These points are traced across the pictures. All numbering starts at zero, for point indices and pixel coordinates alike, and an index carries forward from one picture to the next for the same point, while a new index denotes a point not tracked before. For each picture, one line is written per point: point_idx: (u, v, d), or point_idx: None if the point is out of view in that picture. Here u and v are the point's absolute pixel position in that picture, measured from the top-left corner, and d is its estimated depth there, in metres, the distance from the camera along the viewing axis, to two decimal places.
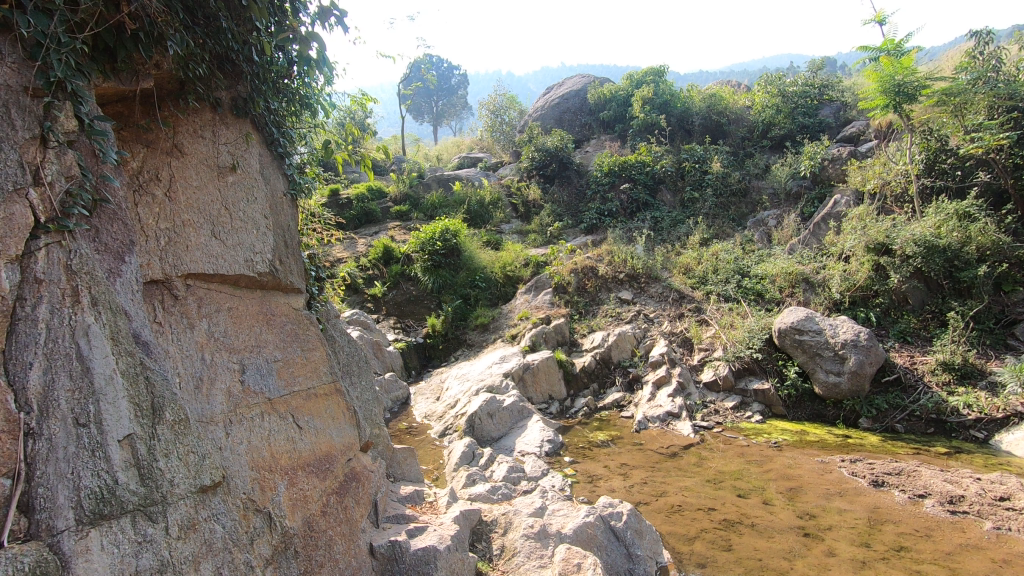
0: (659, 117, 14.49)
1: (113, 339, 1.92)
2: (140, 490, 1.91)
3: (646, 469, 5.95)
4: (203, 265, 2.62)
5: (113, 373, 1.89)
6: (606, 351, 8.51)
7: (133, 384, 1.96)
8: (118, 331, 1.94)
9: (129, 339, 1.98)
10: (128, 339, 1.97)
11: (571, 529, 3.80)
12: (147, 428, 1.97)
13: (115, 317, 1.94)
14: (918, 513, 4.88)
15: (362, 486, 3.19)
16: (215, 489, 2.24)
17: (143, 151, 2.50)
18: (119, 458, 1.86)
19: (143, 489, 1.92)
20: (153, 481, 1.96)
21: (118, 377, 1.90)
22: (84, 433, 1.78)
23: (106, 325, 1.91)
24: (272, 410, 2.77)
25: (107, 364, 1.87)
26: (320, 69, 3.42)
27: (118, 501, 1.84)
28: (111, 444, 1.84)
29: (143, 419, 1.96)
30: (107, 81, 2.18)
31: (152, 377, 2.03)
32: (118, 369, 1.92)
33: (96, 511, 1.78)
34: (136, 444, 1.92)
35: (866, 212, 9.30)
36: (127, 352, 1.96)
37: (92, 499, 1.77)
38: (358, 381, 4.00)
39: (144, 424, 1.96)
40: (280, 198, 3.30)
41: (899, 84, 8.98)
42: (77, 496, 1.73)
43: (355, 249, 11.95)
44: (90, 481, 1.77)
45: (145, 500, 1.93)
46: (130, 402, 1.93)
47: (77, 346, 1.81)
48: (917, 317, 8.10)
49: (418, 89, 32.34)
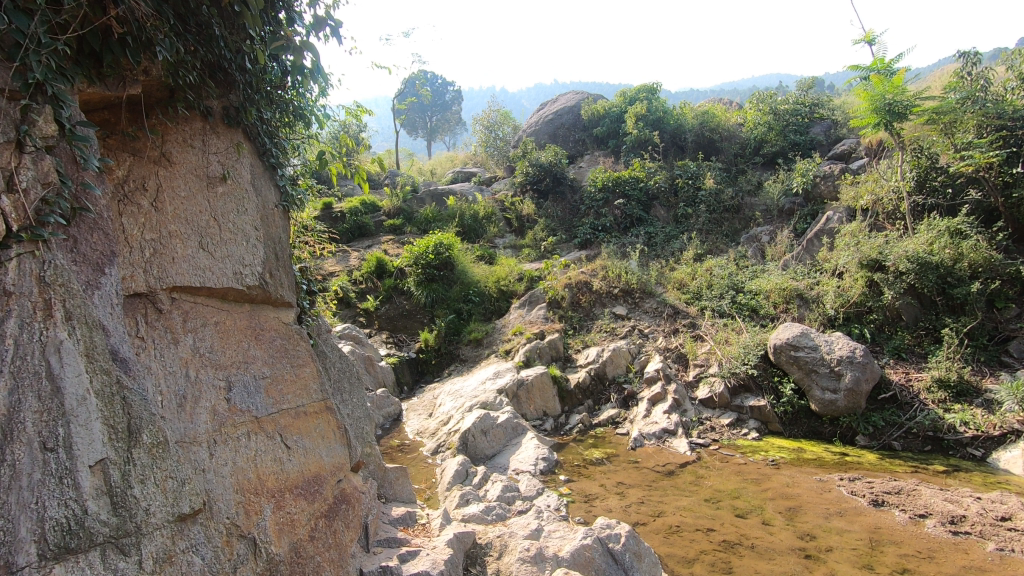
0: (652, 133, 14.59)
1: (88, 356, 1.82)
2: (112, 520, 1.80)
3: (642, 488, 5.83)
4: (189, 277, 2.53)
5: (87, 393, 1.79)
6: (601, 367, 8.42)
7: (108, 404, 1.86)
8: (94, 348, 1.85)
9: (106, 357, 1.88)
10: (104, 356, 1.88)
11: (567, 552, 3.68)
12: (121, 452, 1.86)
13: (91, 332, 1.84)
14: (919, 533, 4.80)
15: (352, 509, 3.07)
16: (195, 518, 2.13)
17: (129, 160, 2.43)
18: (89, 485, 1.74)
19: (115, 519, 1.81)
20: (127, 510, 1.85)
21: (91, 398, 1.80)
22: (51, 459, 1.66)
23: (81, 341, 1.81)
24: (259, 429, 2.65)
25: (80, 384, 1.77)
26: (314, 80, 3.38)
27: (87, 533, 1.72)
28: (82, 469, 1.73)
29: (117, 443, 1.86)
30: (91, 87, 2.11)
31: (128, 397, 1.92)
32: (93, 389, 1.82)
33: (61, 544, 1.65)
34: (108, 470, 1.82)
35: (859, 229, 9.36)
36: (103, 370, 1.86)
37: (58, 531, 1.65)
38: (349, 398, 3.90)
39: (119, 447, 1.85)
40: (271, 210, 3.22)
41: (889, 103, 9.17)
42: (40, 528, 1.61)
43: (348, 262, 11.85)
44: (56, 511, 1.65)
45: (116, 532, 1.81)
46: (104, 424, 1.83)
47: (48, 363, 1.70)
48: (911, 334, 8.08)
49: (413, 103, 32.49)
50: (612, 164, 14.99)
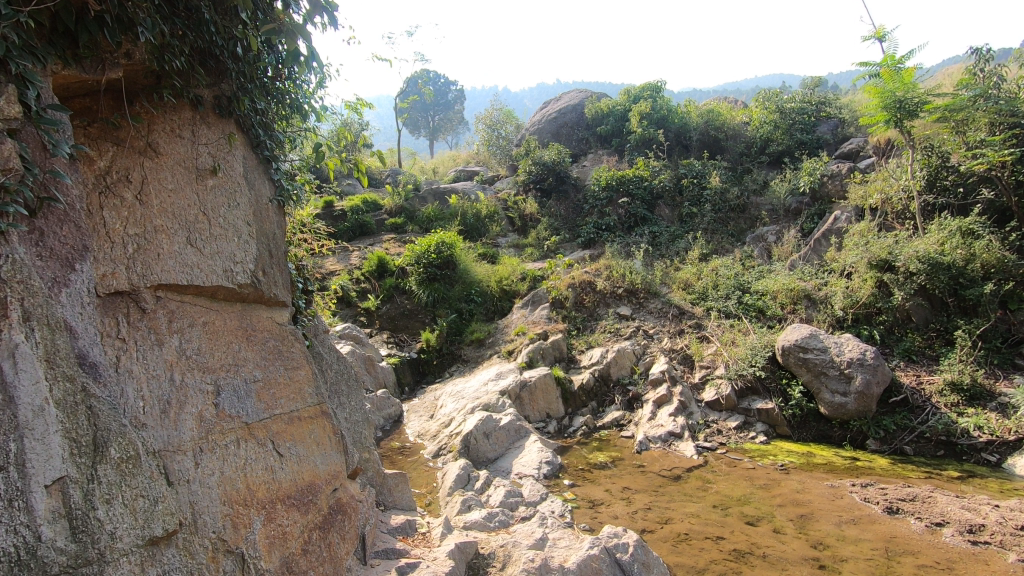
0: (656, 132, 14.41)
1: (48, 362, 1.67)
2: (70, 547, 1.63)
3: (648, 494, 5.67)
4: (176, 275, 2.38)
5: (45, 403, 1.63)
6: (605, 368, 8.26)
7: (71, 415, 1.71)
8: (55, 353, 1.69)
9: (70, 362, 1.73)
10: (68, 362, 1.72)
11: (574, 563, 3.53)
12: (84, 469, 1.71)
13: (53, 335, 1.69)
14: (937, 543, 4.64)
15: (348, 519, 2.93)
16: (169, 540, 1.97)
17: (113, 150, 2.30)
18: (44, 508, 1.58)
19: (74, 545, 1.65)
20: (88, 535, 1.69)
21: (50, 408, 1.64)
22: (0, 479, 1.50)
23: (40, 345, 1.65)
24: (249, 436, 2.51)
25: (36, 394, 1.61)
26: (311, 69, 3.23)
27: (39, 563, 1.55)
28: (36, 490, 1.57)
29: (80, 458, 1.71)
30: (67, 69, 1.99)
31: (96, 407, 1.78)
32: (52, 399, 1.66)
33: None
34: (68, 490, 1.66)
35: (868, 228, 9.18)
36: (66, 377, 1.71)
37: (6, 561, 1.48)
38: (347, 401, 3.75)
39: (82, 464, 1.70)
40: (265, 205, 3.07)
41: (900, 100, 8.96)
42: None
43: (348, 261, 11.71)
44: (3, 541, 1.47)
45: (74, 560, 1.64)
46: (64, 438, 1.67)
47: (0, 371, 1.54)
48: (921, 336, 7.91)
49: (415, 102, 32.31)
50: (616, 163, 14.82)
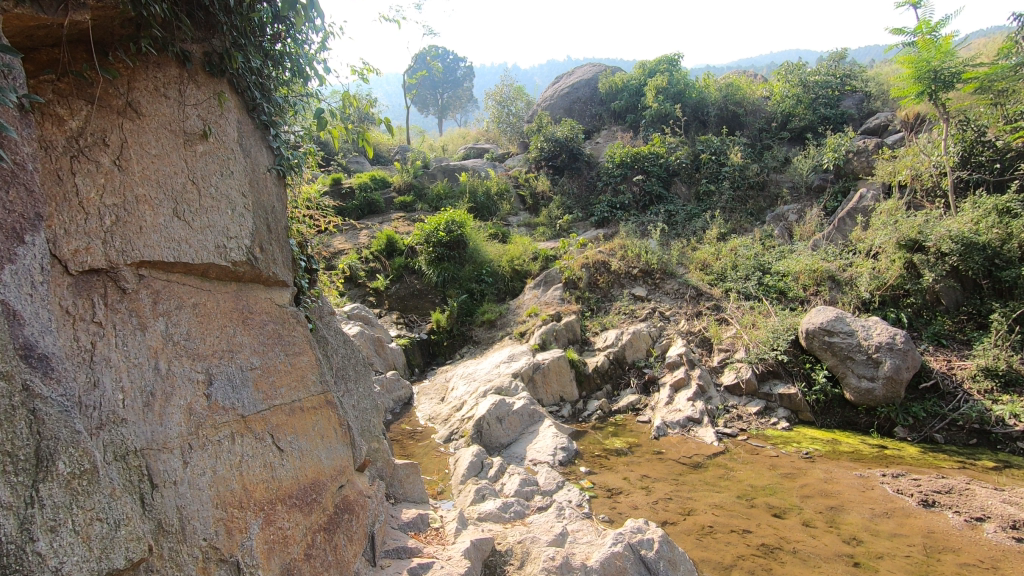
0: (673, 107, 13.88)
1: None
2: None
3: (669, 483, 5.43)
4: (161, 251, 2.13)
5: None
6: (620, 351, 8.00)
7: (6, 421, 1.46)
8: None
9: (8, 355, 1.50)
10: (5, 355, 1.49)
11: (597, 561, 3.30)
12: (21, 491, 1.46)
13: None
14: (978, 540, 4.39)
15: (356, 518, 2.71)
16: (138, 563, 1.73)
17: (87, 109, 2.03)
18: None
19: None
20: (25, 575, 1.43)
21: None
22: None
23: None
24: (245, 430, 2.26)
25: None
26: (310, 22, 2.92)
27: None
28: None
29: (17, 476, 1.46)
30: (21, 7, 1.76)
31: (41, 411, 1.55)
32: None
33: None
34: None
35: (897, 207, 8.76)
36: (4, 374, 1.48)
37: None
38: (354, 388, 3.51)
39: (19, 484, 1.46)
40: (263, 174, 2.79)
41: (936, 70, 8.44)
42: None
43: (357, 240, 11.46)
44: None
45: None
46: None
47: None
48: (951, 319, 7.56)
49: (424, 78, 31.56)
50: (631, 139, 14.36)
